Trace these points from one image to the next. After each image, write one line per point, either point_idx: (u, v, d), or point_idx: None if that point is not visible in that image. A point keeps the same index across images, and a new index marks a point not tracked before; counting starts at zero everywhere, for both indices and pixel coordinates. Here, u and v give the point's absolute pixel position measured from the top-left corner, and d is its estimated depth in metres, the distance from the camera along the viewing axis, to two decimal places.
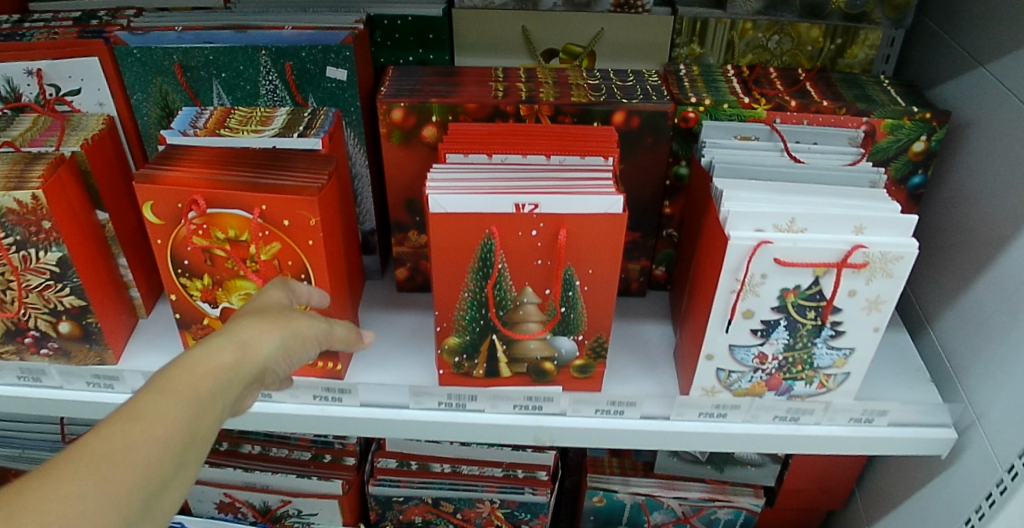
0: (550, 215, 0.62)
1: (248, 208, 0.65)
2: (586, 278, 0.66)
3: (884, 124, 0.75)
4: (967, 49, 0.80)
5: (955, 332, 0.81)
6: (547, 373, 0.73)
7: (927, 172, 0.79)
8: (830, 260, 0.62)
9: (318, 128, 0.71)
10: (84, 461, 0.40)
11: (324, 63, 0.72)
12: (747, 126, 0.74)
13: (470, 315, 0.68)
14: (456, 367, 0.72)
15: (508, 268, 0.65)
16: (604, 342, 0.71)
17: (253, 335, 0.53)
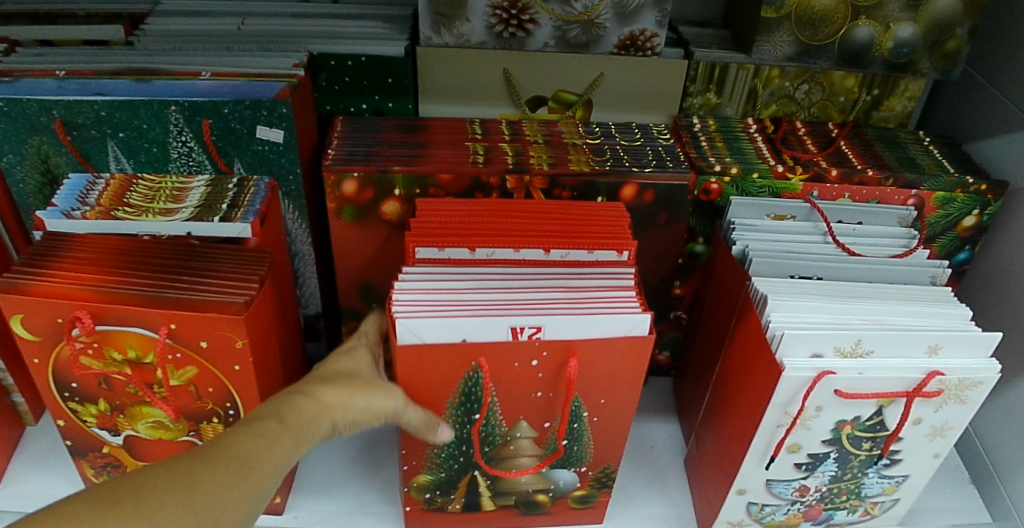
0: (558, 341, 0.49)
1: (152, 327, 0.50)
2: (596, 408, 0.53)
3: (935, 198, 0.65)
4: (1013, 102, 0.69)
5: (994, 428, 0.70)
6: (542, 505, 0.60)
7: (975, 247, 0.69)
8: (898, 389, 0.50)
9: (246, 207, 0.56)
10: (173, 483, 0.37)
11: (253, 122, 0.57)
12: (784, 203, 0.62)
13: (447, 453, 0.54)
14: (427, 503, 0.58)
15: (499, 401, 0.51)
16: (611, 472, 0.58)
17: (339, 399, 0.48)
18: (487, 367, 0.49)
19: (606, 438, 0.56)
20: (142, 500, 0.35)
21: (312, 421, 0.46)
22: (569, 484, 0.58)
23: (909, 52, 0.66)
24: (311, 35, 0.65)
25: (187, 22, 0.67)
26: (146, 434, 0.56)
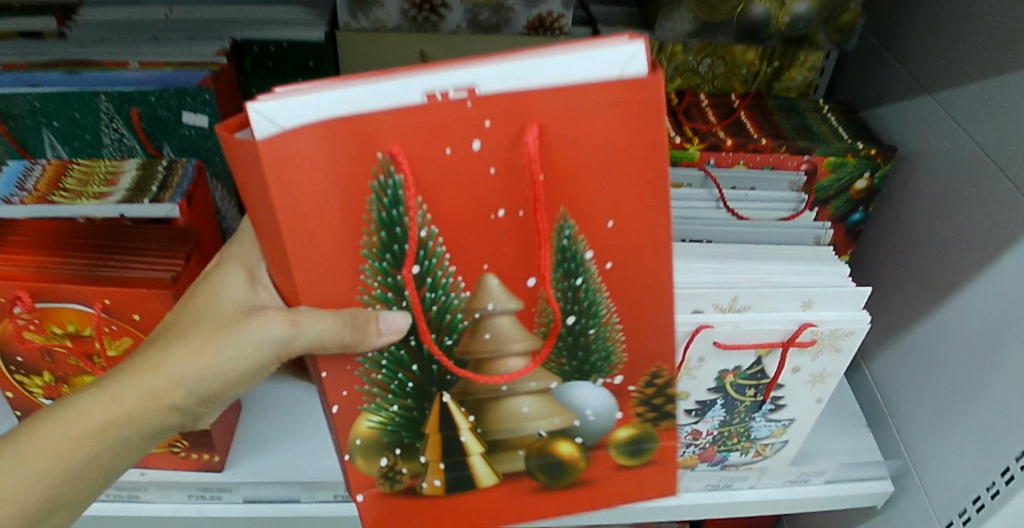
0: (503, 92, 0.36)
1: (88, 302, 0.54)
2: (603, 275, 0.43)
3: (827, 163, 0.69)
4: (909, 72, 0.76)
5: (889, 374, 0.76)
6: (572, 469, 0.52)
7: (868, 209, 0.74)
8: (774, 340, 0.56)
9: (174, 189, 0.60)
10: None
11: (178, 107, 0.61)
12: (679, 172, 0.68)
13: (391, 356, 0.44)
14: (389, 483, 0.50)
15: (444, 236, 0.40)
16: (660, 375, 0.48)
17: (183, 361, 0.47)
18: (402, 161, 0.37)
19: (635, 307, 0.44)
20: None
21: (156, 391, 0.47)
22: (605, 424, 0.50)
23: (803, 26, 0.74)
24: (237, 22, 0.69)
25: (116, 10, 0.70)
26: None
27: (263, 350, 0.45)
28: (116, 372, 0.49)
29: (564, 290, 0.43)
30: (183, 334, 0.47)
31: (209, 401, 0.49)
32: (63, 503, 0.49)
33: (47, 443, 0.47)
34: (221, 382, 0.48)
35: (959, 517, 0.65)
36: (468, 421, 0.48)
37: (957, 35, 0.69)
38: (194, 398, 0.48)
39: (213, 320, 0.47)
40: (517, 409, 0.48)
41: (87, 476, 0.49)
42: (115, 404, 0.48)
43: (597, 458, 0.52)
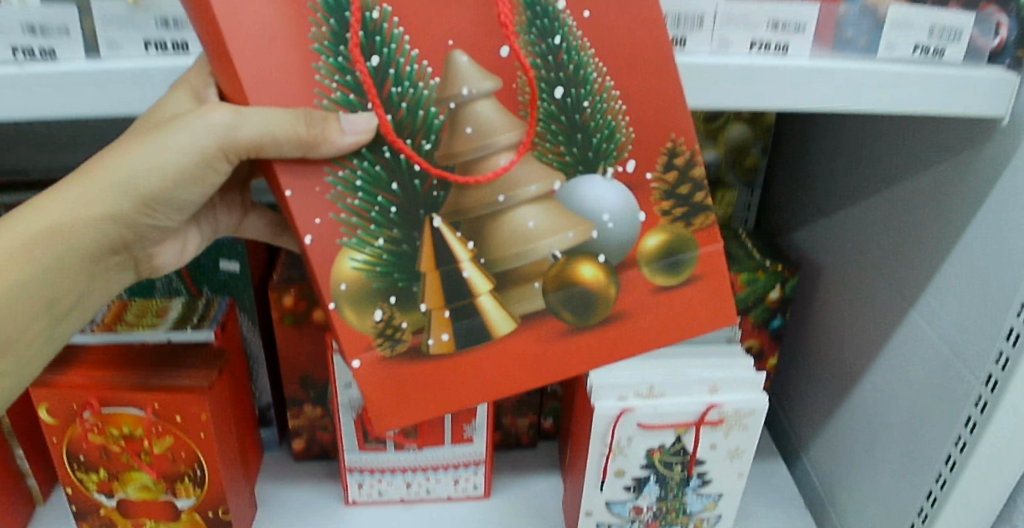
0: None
1: (140, 406, 0.69)
2: (582, 26, 0.50)
3: (742, 279, 0.92)
4: (815, 204, 1.07)
5: (850, 439, 0.97)
6: (601, 296, 0.56)
7: (784, 315, 0.96)
8: (688, 420, 0.69)
9: (211, 319, 0.76)
10: None
11: (216, 256, 0.79)
12: None
13: (364, 171, 0.50)
14: (387, 346, 0.54)
15: (397, 17, 0.47)
16: (677, 148, 0.54)
17: (121, 154, 0.55)
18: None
19: (631, 64, 0.51)
20: None
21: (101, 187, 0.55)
22: (627, 233, 0.55)
23: (716, 169, 1.02)
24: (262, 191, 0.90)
25: None
26: (135, 496, 0.74)
27: (199, 142, 0.53)
28: (61, 186, 0.56)
29: (542, 51, 0.50)
30: (121, 148, 0.56)
31: (153, 214, 0.59)
32: (13, 339, 0.59)
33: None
34: (156, 186, 0.56)
35: (927, 501, 0.81)
36: (468, 252, 0.53)
37: (845, 173, 0.99)
38: (135, 203, 0.57)
39: (154, 125, 0.57)
40: (526, 227, 0.53)
41: (27, 300, 0.57)
42: (61, 211, 0.56)
43: (626, 280, 0.57)
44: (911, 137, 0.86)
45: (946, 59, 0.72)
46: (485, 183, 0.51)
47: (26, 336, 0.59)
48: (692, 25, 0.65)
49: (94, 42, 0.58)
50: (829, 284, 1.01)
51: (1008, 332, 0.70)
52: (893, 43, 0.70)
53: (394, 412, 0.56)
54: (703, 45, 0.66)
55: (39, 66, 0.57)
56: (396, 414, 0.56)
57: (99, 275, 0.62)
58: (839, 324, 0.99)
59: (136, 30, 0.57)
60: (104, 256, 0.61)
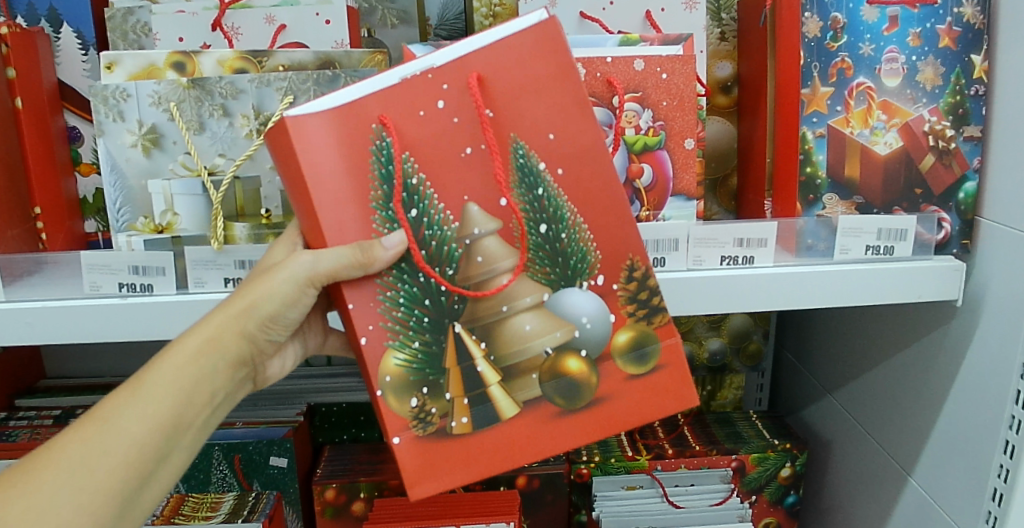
0: (449, 62, 0.57)
1: None
2: (557, 181, 0.60)
3: (752, 458, 0.98)
4: (816, 381, 1.19)
5: None
6: (585, 386, 0.63)
7: (798, 491, 1.00)
8: None
9: (260, 511, 0.83)
10: (97, 410, 0.55)
11: (268, 453, 0.89)
12: (632, 476, 0.97)
13: (406, 294, 0.60)
14: (421, 427, 0.62)
15: (429, 179, 0.58)
16: (633, 267, 0.63)
17: (248, 292, 0.60)
18: (395, 128, 0.57)
19: (594, 203, 0.61)
20: (34, 473, 0.51)
21: (237, 324, 0.60)
22: (601, 332, 0.63)
23: (722, 356, 1.11)
24: (308, 392, 1.01)
25: None
26: None
27: (297, 279, 0.59)
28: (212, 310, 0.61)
29: (531, 201, 0.60)
30: (248, 283, 0.61)
31: (267, 331, 0.62)
32: (188, 426, 0.58)
33: (172, 368, 0.57)
34: (270, 309, 0.60)
35: None
36: (480, 350, 0.61)
37: (838, 358, 1.12)
38: (258, 321, 0.61)
39: (264, 269, 0.62)
40: (523, 329, 0.62)
41: (200, 394, 0.58)
42: (205, 337, 0.59)
43: (606, 371, 0.64)
44: (889, 326, 1.00)
45: (897, 255, 0.84)
46: (492, 298, 0.60)
47: (195, 423, 0.59)
48: (669, 246, 0.79)
49: (184, 277, 0.71)
50: (837, 460, 1.13)
51: (999, 469, 0.81)
52: (847, 246, 0.83)
53: (430, 477, 0.62)
54: (680, 263, 0.79)
55: (139, 297, 0.71)
56: (431, 481, 0.62)
57: (240, 385, 0.64)
58: (852, 497, 1.09)
59: (218, 270, 0.71)
60: (242, 370, 0.63)
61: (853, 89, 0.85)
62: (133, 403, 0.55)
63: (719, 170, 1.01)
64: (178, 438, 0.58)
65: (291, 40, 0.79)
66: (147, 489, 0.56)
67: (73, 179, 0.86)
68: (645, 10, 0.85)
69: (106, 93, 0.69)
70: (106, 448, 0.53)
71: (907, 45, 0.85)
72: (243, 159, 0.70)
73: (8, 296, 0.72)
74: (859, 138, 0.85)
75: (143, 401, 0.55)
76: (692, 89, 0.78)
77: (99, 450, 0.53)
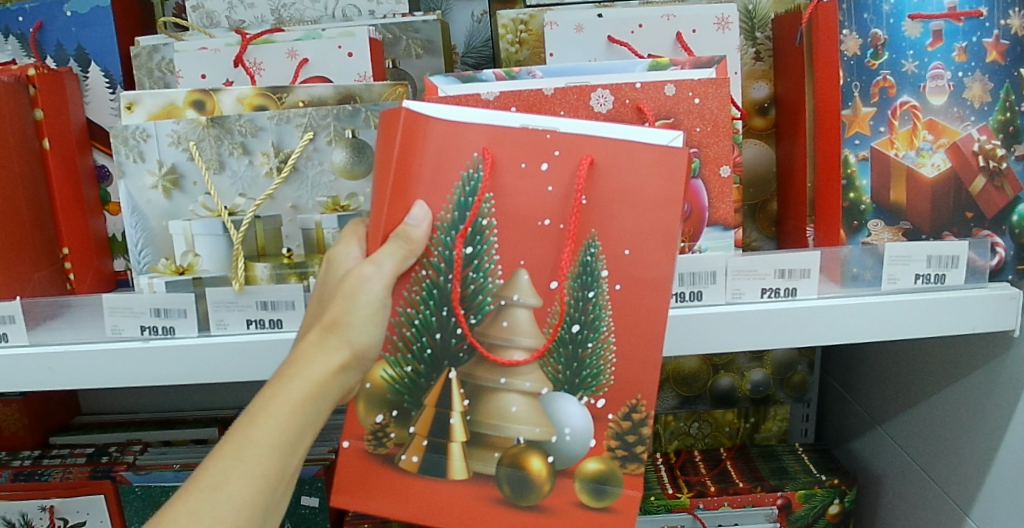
0: (574, 136, 0.57)
1: None
2: (612, 295, 0.58)
3: (798, 495, 0.93)
4: (865, 412, 1.13)
5: None
6: (535, 486, 0.60)
7: None
8: None
9: None
10: (223, 451, 0.50)
11: (298, 492, 0.91)
12: (672, 515, 0.93)
13: (422, 318, 0.59)
14: (374, 444, 0.61)
15: (499, 229, 0.58)
16: (635, 406, 0.59)
17: (294, 431, 0.52)
18: (492, 162, 0.57)
19: (642, 331, 0.58)
20: (198, 511, 0.47)
21: (295, 421, 0.51)
22: (582, 446, 0.60)
23: (765, 387, 1.07)
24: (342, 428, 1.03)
25: None
26: None
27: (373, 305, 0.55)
28: (285, 409, 0.51)
29: (579, 299, 0.58)
30: (294, 407, 0.51)
31: (320, 412, 0.53)
32: (294, 464, 0.52)
33: (287, 411, 0.51)
34: (368, 306, 0.55)
35: None
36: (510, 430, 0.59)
37: (887, 389, 1.07)
38: (323, 415, 0.53)
39: (323, 399, 0.53)
40: (448, 422, 0.60)
41: (303, 441, 0.52)
42: (280, 429, 0.51)
43: (562, 484, 0.60)
44: (942, 356, 0.94)
45: (949, 283, 0.79)
46: (498, 366, 0.59)
47: (305, 431, 0.52)
48: (707, 279, 0.75)
49: (206, 319, 0.70)
50: (889, 497, 1.07)
51: None
52: (895, 275, 0.78)
53: (357, 492, 0.62)
54: (718, 296, 0.76)
55: (161, 340, 0.70)
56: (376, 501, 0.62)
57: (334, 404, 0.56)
58: None
59: (240, 311, 0.69)
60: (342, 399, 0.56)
61: (897, 108, 0.81)
62: (258, 450, 0.50)
63: (757, 196, 0.98)
64: (293, 448, 0.52)
65: (313, 74, 0.78)
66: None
67: (102, 218, 0.86)
68: (676, 32, 0.82)
69: (126, 133, 0.68)
70: (252, 478, 0.49)
71: (952, 61, 0.80)
72: (264, 199, 0.68)
73: (33, 340, 0.72)
74: (905, 161, 0.81)
75: (256, 448, 0.50)
76: (727, 113, 0.74)
77: (242, 489, 0.49)
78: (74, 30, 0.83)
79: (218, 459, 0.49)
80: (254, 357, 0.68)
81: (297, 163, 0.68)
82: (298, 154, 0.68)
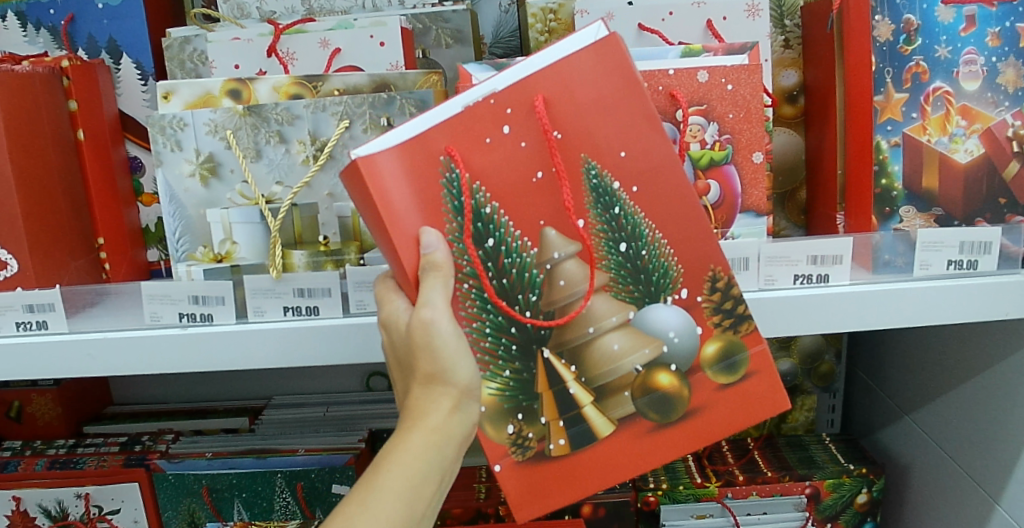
0: (512, 86, 0.57)
1: None
2: (634, 198, 0.60)
3: (826, 485, 0.93)
4: (893, 403, 1.13)
5: None
6: (678, 398, 0.64)
7: (876, 518, 0.95)
8: None
9: None
10: (355, 499, 0.54)
11: (330, 480, 0.92)
12: (701, 504, 0.93)
13: (492, 323, 0.60)
14: (520, 451, 0.64)
15: (501, 207, 0.59)
16: (715, 280, 0.62)
17: (419, 479, 0.56)
18: (462, 155, 0.57)
19: (675, 217, 0.61)
20: None
21: (419, 468, 0.55)
22: (691, 339, 0.63)
23: (793, 377, 1.07)
24: (372, 417, 1.03)
25: (289, 411, 1.07)
26: None
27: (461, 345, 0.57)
28: (410, 456, 0.55)
29: (607, 221, 0.60)
30: (415, 456, 0.55)
31: (443, 453, 0.57)
32: (419, 511, 0.56)
33: (412, 459, 0.55)
34: (449, 345, 0.56)
35: None
36: (620, 365, 0.63)
37: (915, 379, 1.07)
38: (444, 458, 0.57)
39: (442, 440, 0.56)
40: (569, 394, 0.63)
41: (427, 488, 0.56)
42: (406, 477, 0.55)
43: (697, 382, 0.64)
44: (971, 345, 0.94)
45: (981, 269, 0.78)
46: (574, 321, 0.61)
47: (430, 477, 0.56)
48: (740, 265, 0.75)
49: (243, 306, 0.70)
50: (917, 487, 1.06)
51: None
52: (928, 261, 0.78)
53: (534, 502, 0.65)
54: (752, 283, 0.76)
55: (199, 326, 0.71)
56: (531, 504, 0.65)
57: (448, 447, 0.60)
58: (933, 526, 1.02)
59: (277, 298, 0.69)
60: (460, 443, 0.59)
61: (930, 94, 0.80)
62: (387, 499, 0.54)
63: (786, 184, 0.97)
64: (418, 495, 0.56)
65: (346, 63, 0.79)
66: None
67: (136, 209, 0.86)
68: (706, 19, 0.82)
69: (163, 122, 0.69)
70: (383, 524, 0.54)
71: (986, 46, 0.79)
72: (301, 187, 0.69)
73: (73, 328, 0.73)
74: (937, 146, 0.80)
75: (385, 495, 0.54)
76: (759, 100, 0.74)
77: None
78: (106, 22, 0.84)
79: (351, 507, 0.54)
80: (292, 343, 0.69)
81: (333, 151, 0.69)
82: (334, 142, 0.68)
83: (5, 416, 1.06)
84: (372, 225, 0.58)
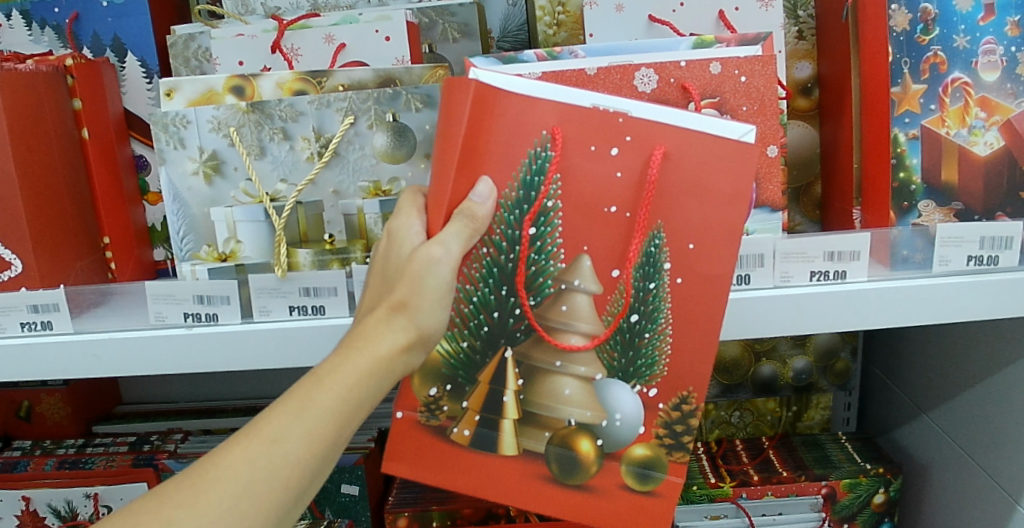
0: (646, 122, 0.57)
1: None
2: (671, 287, 0.60)
3: (842, 485, 0.91)
4: (910, 400, 1.11)
5: None
6: (584, 468, 0.63)
7: (894, 518, 0.93)
8: None
9: None
10: (285, 407, 0.51)
11: (339, 480, 0.91)
12: (715, 505, 0.92)
13: (480, 296, 0.61)
14: (428, 416, 0.64)
15: (563, 213, 0.59)
16: (685, 399, 0.62)
17: (353, 405, 0.52)
18: (560, 142, 0.57)
19: (692, 323, 0.60)
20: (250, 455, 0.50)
21: (357, 393, 0.52)
22: (630, 433, 0.63)
23: (807, 375, 1.05)
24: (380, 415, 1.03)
25: None
26: None
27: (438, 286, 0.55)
28: (349, 380, 0.52)
29: (638, 289, 0.60)
30: (356, 382, 0.52)
31: (383, 388, 0.54)
32: (344, 437, 0.53)
33: (349, 383, 0.52)
34: (435, 290, 0.55)
35: None
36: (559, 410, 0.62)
37: (934, 377, 1.05)
38: (383, 391, 0.54)
39: (388, 372, 0.54)
40: (501, 399, 0.63)
41: (359, 416, 0.53)
42: (339, 400, 0.52)
43: (610, 467, 0.64)
44: (992, 342, 0.91)
45: (1002, 264, 0.75)
46: (552, 349, 0.61)
47: (364, 406, 0.53)
48: (754, 262, 0.74)
49: (248, 306, 0.69)
50: (936, 486, 1.04)
51: None
52: (947, 257, 0.76)
53: (408, 461, 0.64)
54: (766, 279, 0.74)
55: (204, 327, 0.70)
56: (405, 464, 0.65)
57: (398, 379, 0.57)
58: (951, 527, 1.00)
59: (283, 298, 0.68)
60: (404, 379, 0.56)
61: (948, 85, 0.78)
62: (314, 414, 0.51)
63: (802, 178, 0.95)
64: (347, 421, 0.53)
65: (350, 59, 0.78)
66: (307, 498, 0.53)
67: (142, 208, 0.86)
68: (718, 11, 0.80)
69: (166, 120, 0.68)
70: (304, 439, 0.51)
71: (1005, 35, 0.77)
72: (305, 185, 0.68)
73: (77, 328, 0.72)
74: (956, 139, 0.78)
75: (314, 411, 0.51)
76: (774, 92, 0.72)
77: (290, 446, 0.50)
78: (110, 20, 0.83)
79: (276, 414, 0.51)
80: (295, 343, 0.68)
81: (338, 148, 0.68)
82: (339, 139, 0.67)
83: (15, 416, 1.06)
84: (440, 142, 0.59)
